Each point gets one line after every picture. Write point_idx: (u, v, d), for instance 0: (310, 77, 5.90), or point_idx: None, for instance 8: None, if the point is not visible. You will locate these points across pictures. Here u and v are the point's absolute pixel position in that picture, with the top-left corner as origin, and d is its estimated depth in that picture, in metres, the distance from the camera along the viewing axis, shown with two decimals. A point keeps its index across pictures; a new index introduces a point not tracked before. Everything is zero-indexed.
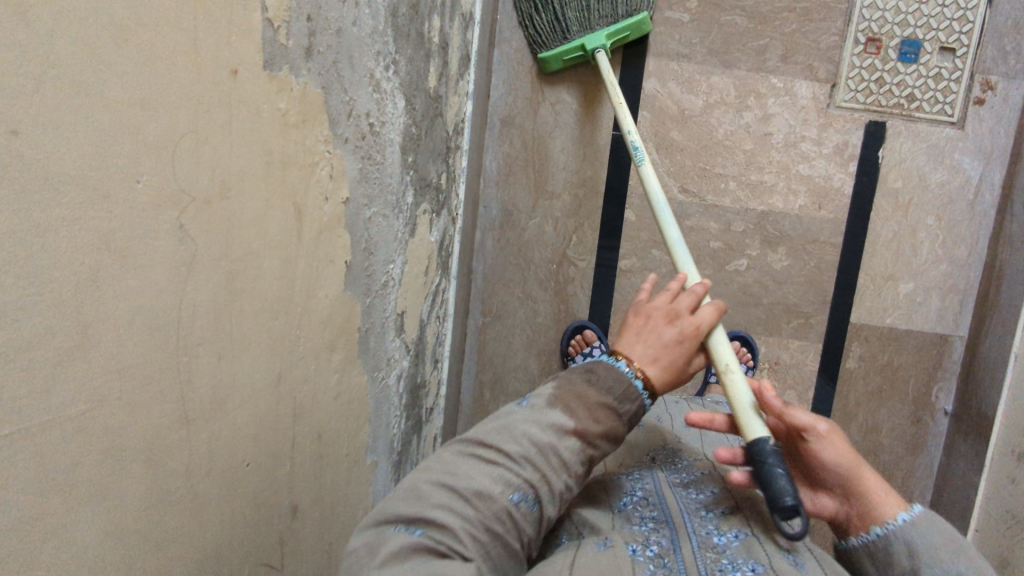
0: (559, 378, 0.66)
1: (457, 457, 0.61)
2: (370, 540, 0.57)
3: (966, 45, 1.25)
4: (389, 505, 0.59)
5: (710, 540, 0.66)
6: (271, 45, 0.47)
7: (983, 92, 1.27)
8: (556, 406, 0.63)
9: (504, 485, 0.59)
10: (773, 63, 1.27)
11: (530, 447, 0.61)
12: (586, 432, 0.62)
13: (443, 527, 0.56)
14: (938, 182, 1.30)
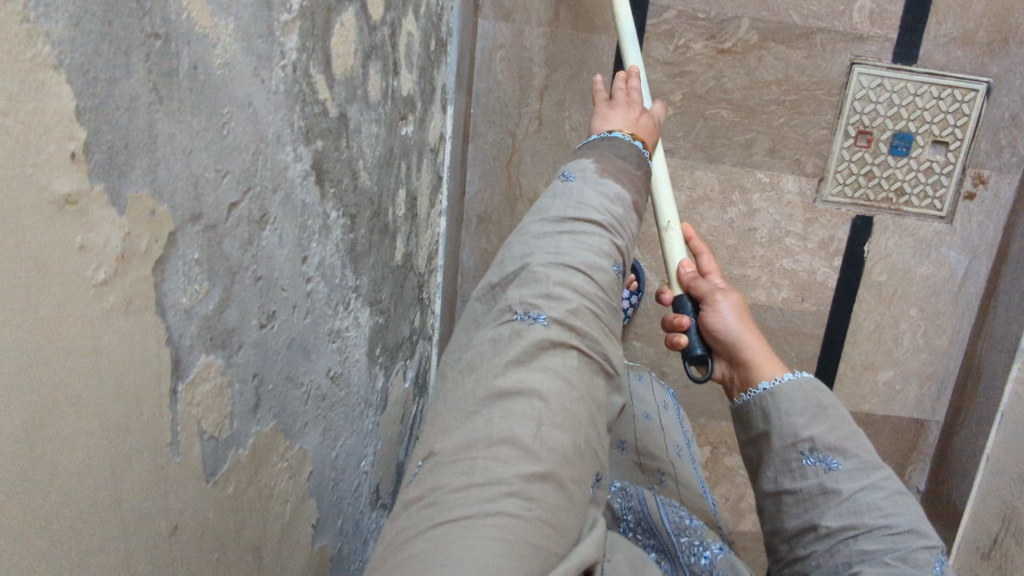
0: (594, 156, 0.69)
1: (547, 223, 0.63)
2: (482, 351, 0.57)
3: (959, 139, 1.21)
4: (502, 304, 0.59)
5: (698, 563, 0.77)
6: (213, 456, 0.45)
7: (974, 186, 1.24)
8: (608, 176, 0.67)
9: (599, 266, 0.60)
10: (760, 158, 1.22)
11: (603, 220, 0.63)
12: (636, 202, 0.68)
13: (557, 328, 0.56)
14: (922, 274, 1.28)
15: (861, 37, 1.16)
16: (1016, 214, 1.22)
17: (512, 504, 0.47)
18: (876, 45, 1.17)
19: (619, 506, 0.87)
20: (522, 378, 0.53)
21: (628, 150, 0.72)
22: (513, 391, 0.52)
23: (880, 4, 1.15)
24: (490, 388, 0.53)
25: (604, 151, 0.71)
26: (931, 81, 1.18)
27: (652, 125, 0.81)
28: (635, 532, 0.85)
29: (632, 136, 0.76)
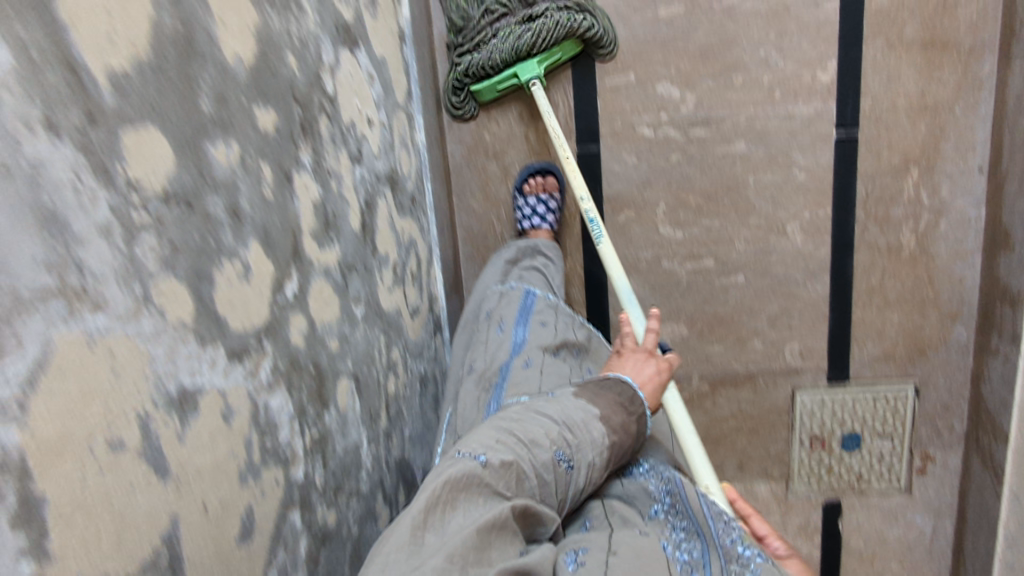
0: (581, 386, 0.84)
1: (516, 416, 0.77)
2: (426, 482, 0.67)
3: (901, 429, 1.41)
4: (449, 459, 0.69)
5: (734, 549, 0.71)
6: None
7: (923, 462, 1.43)
8: (583, 395, 0.82)
9: (539, 446, 0.73)
10: (731, 473, 1.46)
11: (562, 420, 0.77)
12: (609, 417, 0.80)
13: (486, 474, 0.67)
14: (895, 536, 1.47)
15: (796, 370, 1.38)
16: (966, 483, 1.40)
17: (443, 565, 0.57)
18: (811, 374, 1.38)
19: (651, 488, 0.81)
20: (450, 521, 0.63)
21: (617, 383, 0.84)
22: (443, 533, 0.62)
23: (807, 345, 1.36)
24: (422, 516, 0.62)
25: (594, 384, 0.84)
26: (865, 392, 1.38)
27: (658, 380, 0.88)
28: (667, 513, 0.78)
29: (640, 388, 0.85)
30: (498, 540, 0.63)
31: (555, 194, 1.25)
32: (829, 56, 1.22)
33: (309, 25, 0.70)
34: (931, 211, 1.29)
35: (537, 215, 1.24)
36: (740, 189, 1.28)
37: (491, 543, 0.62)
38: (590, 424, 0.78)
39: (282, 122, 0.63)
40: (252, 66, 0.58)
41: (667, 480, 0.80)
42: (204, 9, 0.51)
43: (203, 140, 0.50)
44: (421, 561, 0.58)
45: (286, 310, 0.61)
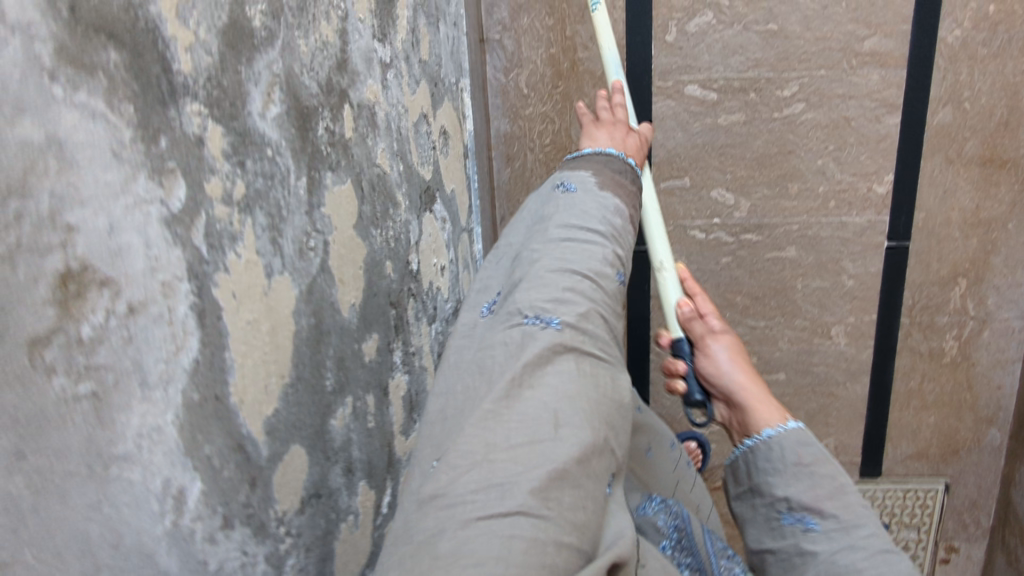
0: (595, 169, 0.64)
1: (557, 224, 0.56)
2: (487, 367, 0.47)
3: (928, 522, 1.42)
4: (509, 310, 0.50)
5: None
6: None
7: (947, 552, 1.45)
8: (613, 213, 0.60)
9: (605, 275, 0.54)
10: None
11: (601, 263, 0.54)
12: (635, 217, 0.63)
13: (566, 340, 0.48)
14: None
15: None
16: None
17: (532, 503, 0.39)
18: (845, 469, 1.40)
19: (660, 521, 0.58)
20: (541, 383, 0.45)
21: (626, 202, 0.62)
22: (539, 389, 0.45)
23: (842, 441, 1.38)
24: (507, 385, 0.44)
25: (598, 193, 0.61)
26: (895, 486, 1.40)
27: (640, 142, 0.77)
28: (675, 550, 0.56)
29: (635, 194, 0.65)
30: (596, 465, 0.44)
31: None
32: (887, 170, 1.21)
33: (401, 216, 0.71)
34: (976, 321, 1.29)
35: None
36: (787, 292, 1.29)
37: (591, 464, 0.43)
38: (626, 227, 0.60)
39: (381, 339, 0.64)
40: (362, 304, 0.59)
41: (674, 513, 0.59)
42: (328, 284, 0.51)
43: (328, 419, 0.51)
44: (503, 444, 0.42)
45: (382, 528, 0.63)
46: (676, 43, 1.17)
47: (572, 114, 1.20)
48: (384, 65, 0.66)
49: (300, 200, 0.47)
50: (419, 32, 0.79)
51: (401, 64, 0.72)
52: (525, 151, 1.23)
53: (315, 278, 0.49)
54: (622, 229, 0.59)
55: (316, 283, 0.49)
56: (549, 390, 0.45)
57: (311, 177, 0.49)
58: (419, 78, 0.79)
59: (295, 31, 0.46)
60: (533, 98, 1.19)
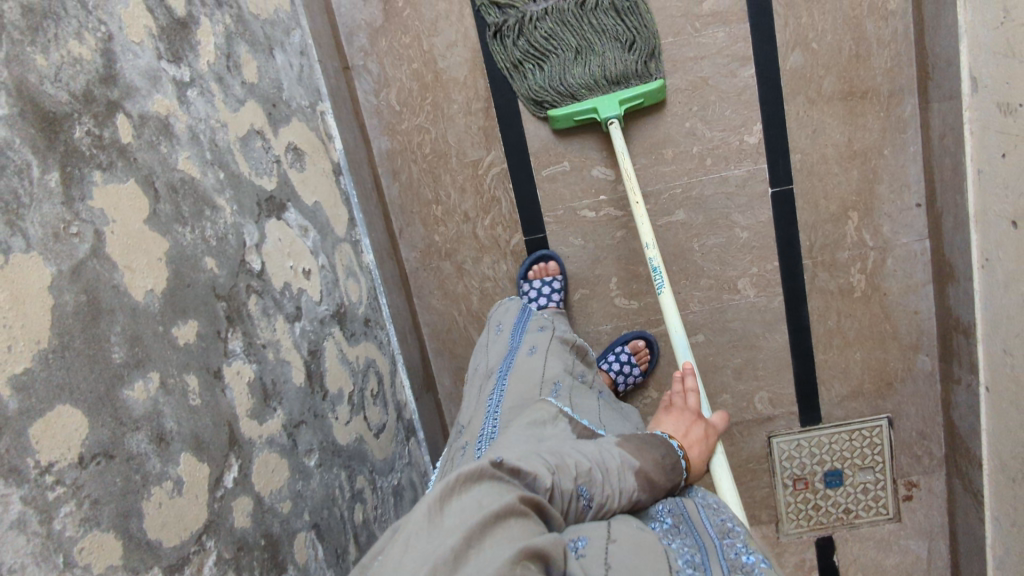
0: (622, 437, 0.80)
1: (551, 446, 0.76)
2: (441, 486, 0.66)
3: (881, 460, 1.41)
4: (477, 468, 0.70)
5: (738, 561, 0.71)
6: None
7: (908, 489, 1.43)
8: (627, 446, 0.78)
9: (565, 466, 0.71)
10: None
11: (593, 455, 0.75)
12: (646, 470, 0.77)
13: (497, 470, 0.66)
14: (892, 564, 1.45)
15: (769, 418, 1.40)
16: (953, 508, 1.40)
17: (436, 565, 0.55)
18: (784, 419, 1.40)
19: (647, 498, 0.79)
20: (467, 494, 0.63)
21: (662, 441, 0.81)
22: (464, 498, 0.63)
23: (775, 392, 1.39)
24: (437, 499, 0.62)
25: (641, 441, 0.80)
26: (839, 430, 1.40)
27: (705, 433, 0.88)
28: (668, 529, 0.75)
29: (681, 444, 0.84)
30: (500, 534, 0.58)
31: (558, 277, 1.28)
32: (754, 120, 1.26)
33: (226, 218, 0.77)
34: (876, 251, 1.32)
35: (541, 295, 1.25)
36: (687, 255, 1.33)
37: (503, 527, 0.59)
38: (622, 460, 0.76)
39: (204, 326, 0.68)
40: (166, 292, 0.64)
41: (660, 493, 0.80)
42: (105, 266, 0.57)
43: (117, 389, 0.55)
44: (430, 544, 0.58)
45: (225, 501, 0.65)
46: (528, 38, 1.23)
47: (445, 122, 1.26)
48: (179, 82, 0.73)
49: (49, 190, 0.53)
50: (237, 57, 0.86)
51: (209, 85, 0.79)
52: (409, 165, 1.28)
53: (83, 260, 0.54)
54: (620, 471, 0.75)
55: (85, 265, 0.55)
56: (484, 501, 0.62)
57: (65, 172, 0.55)
58: (243, 99, 0.86)
59: (27, 46, 0.53)
60: (405, 114, 1.26)
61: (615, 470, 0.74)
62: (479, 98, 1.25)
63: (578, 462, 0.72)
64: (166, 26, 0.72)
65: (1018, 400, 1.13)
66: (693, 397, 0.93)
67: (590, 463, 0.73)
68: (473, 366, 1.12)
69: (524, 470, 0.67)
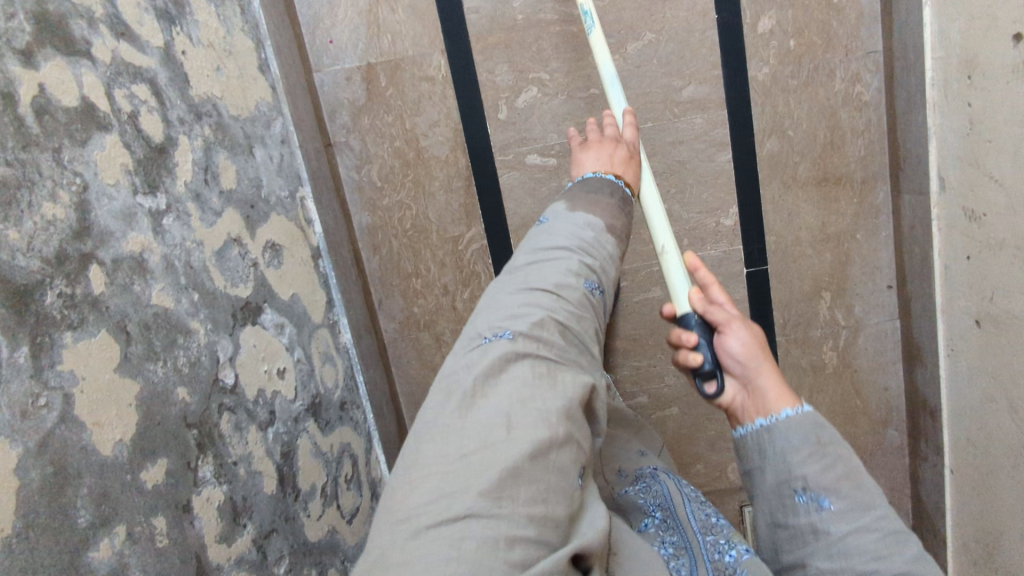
0: (568, 198, 0.74)
1: (528, 256, 0.66)
2: (450, 378, 0.55)
3: None
4: (469, 336, 0.59)
5: (723, 562, 0.61)
6: None
7: None
8: (579, 206, 0.72)
9: (568, 285, 0.62)
10: None
11: (571, 239, 0.67)
12: (612, 225, 0.72)
13: (526, 343, 0.56)
14: None
15: (741, 487, 1.43)
16: None
17: (481, 505, 0.44)
18: None
19: (642, 501, 0.72)
20: (495, 390, 0.53)
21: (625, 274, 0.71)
22: (495, 396, 0.52)
23: None
24: (462, 396, 0.52)
25: (584, 194, 0.75)
26: None
27: (628, 155, 0.84)
28: (659, 528, 0.68)
29: (615, 175, 0.80)
30: (556, 459, 0.50)
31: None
32: (730, 203, 1.28)
33: (199, 340, 0.78)
34: (849, 329, 1.34)
35: None
36: (662, 331, 1.34)
37: (549, 468, 0.49)
38: (590, 235, 0.68)
39: (174, 461, 0.70)
40: (136, 436, 0.65)
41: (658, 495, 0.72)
42: (73, 431, 0.58)
43: (82, 556, 0.57)
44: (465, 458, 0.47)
45: None
46: (509, 120, 1.23)
47: (426, 198, 1.27)
48: (155, 213, 0.74)
49: (18, 368, 0.54)
50: (216, 167, 0.87)
51: (186, 205, 0.80)
52: (390, 239, 1.29)
53: (50, 431, 0.56)
54: (591, 245, 0.68)
55: (52, 435, 0.56)
56: (523, 390, 0.52)
57: (34, 344, 0.56)
58: (221, 209, 0.87)
59: None
60: (387, 190, 1.27)
61: (593, 247, 0.68)
62: (460, 175, 1.26)
63: (563, 257, 0.65)
64: (143, 158, 0.74)
65: (981, 489, 1.16)
66: (625, 133, 0.87)
67: (567, 248, 0.66)
68: None
69: (536, 318, 0.58)
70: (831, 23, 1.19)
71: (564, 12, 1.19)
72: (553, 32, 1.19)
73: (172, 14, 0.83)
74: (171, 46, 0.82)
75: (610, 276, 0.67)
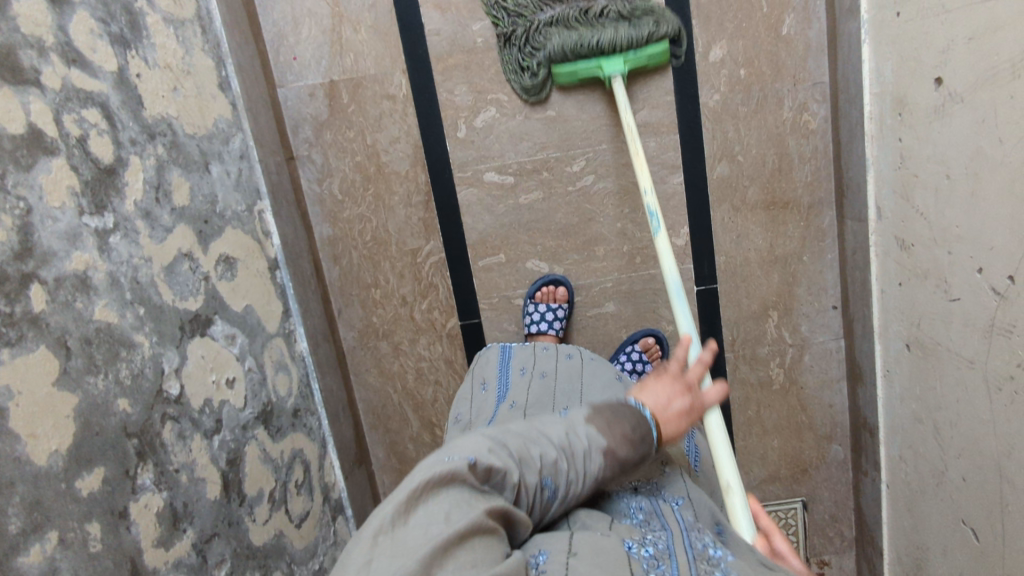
0: (592, 406, 0.70)
1: (515, 427, 0.66)
2: (406, 475, 0.58)
3: (795, 541, 1.49)
4: (439, 453, 0.60)
5: (706, 553, 0.68)
6: None
7: (820, 568, 1.51)
8: (596, 421, 0.68)
9: (534, 457, 0.63)
10: None
11: (567, 444, 0.65)
12: (618, 453, 0.66)
13: (471, 472, 0.58)
14: None
15: None
16: None
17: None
18: None
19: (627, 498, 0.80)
20: (438, 499, 0.55)
21: (633, 410, 0.68)
22: (431, 507, 0.55)
23: None
24: (399, 502, 0.55)
25: (608, 414, 0.68)
26: None
27: None
28: (641, 521, 0.75)
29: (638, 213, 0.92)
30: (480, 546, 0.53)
31: (564, 304, 1.31)
32: (680, 223, 1.32)
33: (144, 353, 0.82)
34: (795, 347, 1.38)
35: (545, 321, 1.29)
36: (615, 345, 1.38)
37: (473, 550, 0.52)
38: (593, 456, 0.66)
39: (112, 469, 0.74)
40: (73, 447, 0.69)
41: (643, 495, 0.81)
42: (7, 443, 0.62)
43: (11, 561, 0.60)
44: (400, 557, 0.50)
45: None
46: (468, 138, 1.27)
47: (386, 212, 1.31)
48: (101, 232, 0.77)
49: None
50: (168, 185, 0.91)
51: (135, 223, 0.83)
52: (350, 250, 1.33)
53: None
54: (591, 454, 0.66)
55: None
56: (459, 513, 0.54)
57: None
58: (171, 226, 0.90)
59: None
60: (347, 203, 1.31)
61: (587, 469, 0.65)
62: (419, 191, 1.30)
63: (548, 446, 0.64)
64: (91, 181, 0.77)
65: (911, 505, 1.20)
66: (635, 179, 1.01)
67: (561, 451, 0.65)
68: (453, 415, 1.14)
69: (499, 471, 0.59)
70: (779, 53, 1.23)
71: (522, 37, 1.23)
72: (511, 55, 1.24)
73: (127, 38, 0.87)
74: (125, 69, 0.86)
75: (597, 468, 0.65)
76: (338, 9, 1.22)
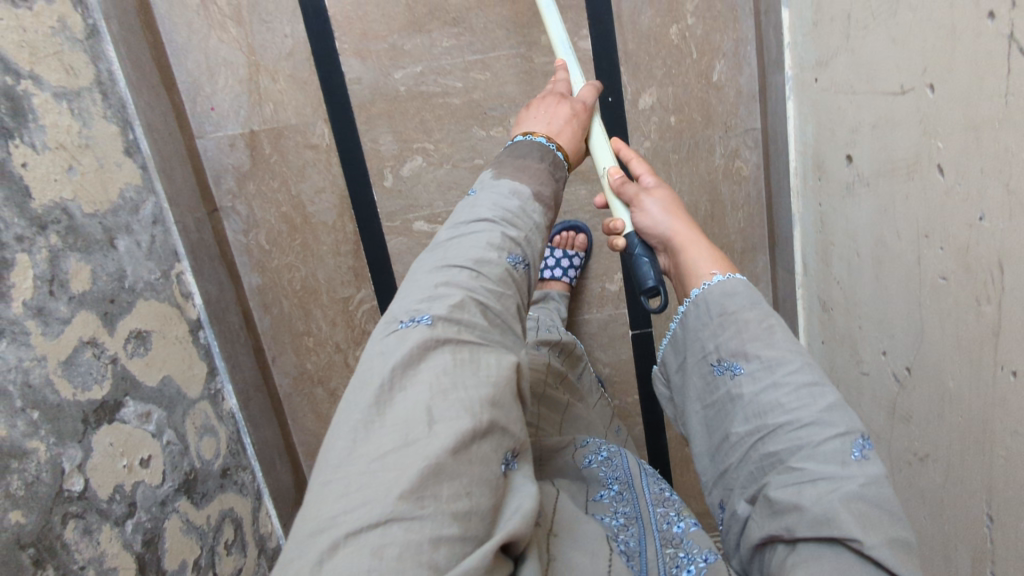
0: (497, 165, 0.75)
1: (447, 234, 0.65)
2: (368, 364, 0.54)
3: None
4: (388, 324, 0.57)
5: (670, 532, 0.72)
6: None
7: None
8: (508, 179, 0.72)
9: (488, 261, 0.62)
10: None
11: (498, 216, 0.66)
12: (540, 193, 0.72)
13: (440, 329, 0.55)
14: None
15: None
16: None
17: (402, 508, 0.43)
18: None
19: (601, 473, 0.81)
20: (415, 378, 0.51)
21: (532, 147, 0.77)
22: (413, 386, 0.51)
23: None
24: (381, 389, 0.51)
25: (513, 157, 0.76)
26: None
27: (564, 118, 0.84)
28: (612, 499, 0.77)
29: (547, 137, 0.79)
30: (476, 451, 0.49)
31: (582, 252, 1.27)
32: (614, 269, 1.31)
33: (38, 458, 0.81)
34: None
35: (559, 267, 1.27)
36: None
37: (473, 460, 0.48)
38: (530, 223, 0.69)
39: None
40: None
41: (613, 463, 0.82)
42: None
43: None
44: (387, 457, 0.46)
45: None
46: (395, 188, 1.25)
47: (315, 261, 1.29)
48: None
49: None
50: (65, 274, 0.89)
51: (24, 325, 0.82)
52: (280, 299, 1.31)
53: None
54: (515, 218, 0.67)
55: None
56: (447, 376, 0.52)
57: None
58: (69, 316, 0.88)
59: None
60: (275, 253, 1.29)
61: (524, 240, 0.66)
62: (348, 240, 1.28)
63: (484, 228, 0.64)
64: None
65: None
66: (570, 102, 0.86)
67: (488, 220, 0.65)
68: None
69: (467, 300, 0.58)
70: (710, 100, 1.21)
71: (446, 85, 1.19)
72: (435, 103, 1.20)
73: (9, 128, 0.83)
74: (7, 163, 0.82)
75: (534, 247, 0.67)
76: (254, 57, 1.18)
